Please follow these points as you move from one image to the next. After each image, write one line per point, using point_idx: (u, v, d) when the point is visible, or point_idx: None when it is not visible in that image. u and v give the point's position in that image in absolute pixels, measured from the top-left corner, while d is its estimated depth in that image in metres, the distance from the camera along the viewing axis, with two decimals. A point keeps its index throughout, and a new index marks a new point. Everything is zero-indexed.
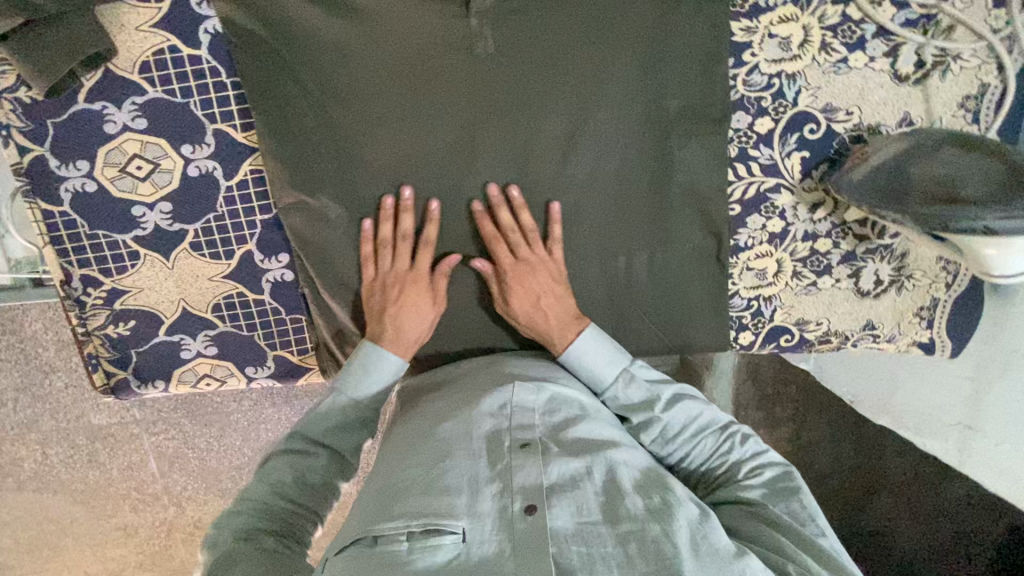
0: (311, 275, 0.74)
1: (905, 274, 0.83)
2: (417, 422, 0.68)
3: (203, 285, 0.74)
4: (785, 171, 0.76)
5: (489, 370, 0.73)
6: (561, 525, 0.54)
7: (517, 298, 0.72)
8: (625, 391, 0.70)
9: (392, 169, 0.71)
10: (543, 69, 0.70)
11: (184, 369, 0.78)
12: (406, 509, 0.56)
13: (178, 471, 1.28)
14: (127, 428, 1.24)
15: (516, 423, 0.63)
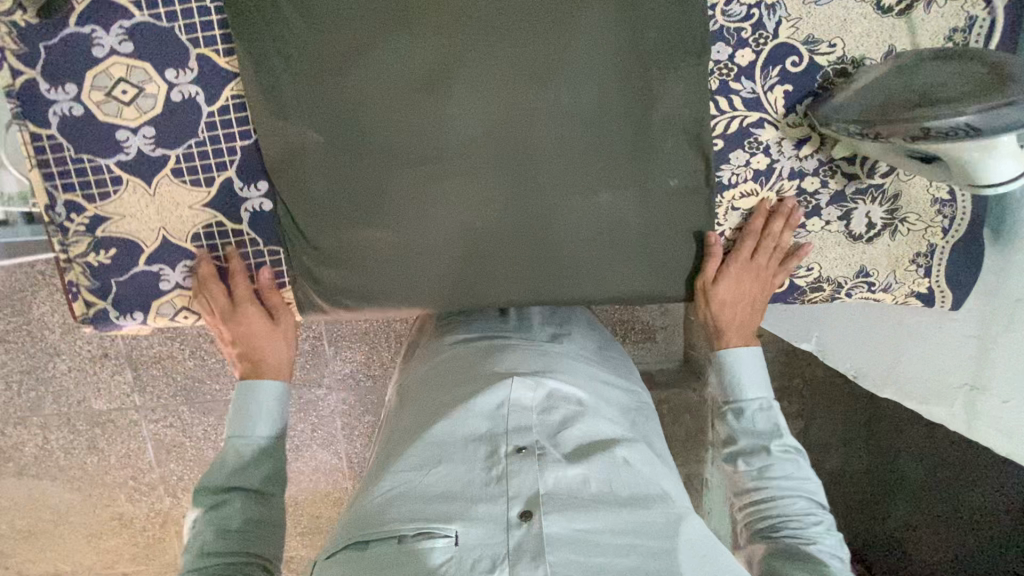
0: (291, 203, 0.75)
1: (899, 218, 0.81)
2: (422, 422, 0.80)
3: (183, 212, 0.75)
4: (767, 106, 0.75)
5: (481, 371, 0.84)
6: (555, 530, 0.63)
7: (726, 287, 0.80)
8: (755, 416, 0.81)
9: (371, 101, 0.72)
10: (521, 7, 0.70)
11: (163, 301, 0.78)
12: (406, 514, 0.66)
13: (174, 459, 1.65)
14: (125, 414, 1.62)
15: (514, 427, 0.74)
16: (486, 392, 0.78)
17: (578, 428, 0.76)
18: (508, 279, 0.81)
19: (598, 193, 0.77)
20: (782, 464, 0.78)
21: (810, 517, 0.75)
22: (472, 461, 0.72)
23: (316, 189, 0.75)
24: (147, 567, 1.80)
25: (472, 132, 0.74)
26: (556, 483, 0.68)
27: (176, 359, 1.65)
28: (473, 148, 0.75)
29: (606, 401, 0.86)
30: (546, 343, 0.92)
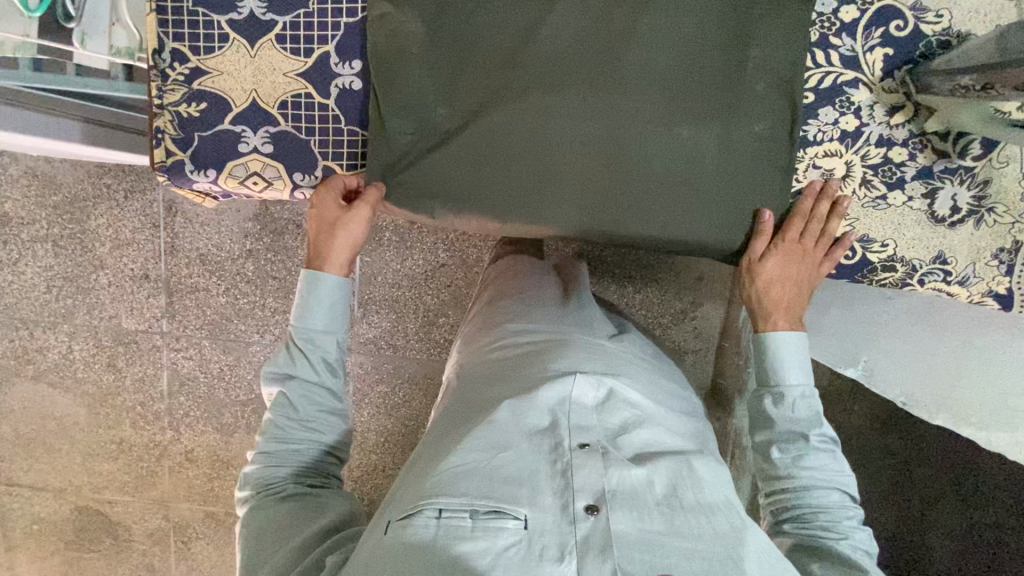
0: (380, 85, 0.77)
1: (987, 206, 0.78)
2: (484, 402, 0.79)
3: (277, 78, 0.77)
4: (864, 67, 0.75)
5: (544, 360, 0.82)
6: (623, 529, 0.63)
7: (774, 266, 0.79)
8: (795, 403, 0.76)
9: (475, 8, 0.75)
10: None
11: (237, 163, 0.80)
12: (471, 490, 0.65)
13: (186, 391, 1.74)
14: (152, 341, 1.73)
15: (576, 423, 0.73)
16: (546, 385, 0.76)
17: (642, 432, 0.74)
18: (579, 208, 0.80)
19: (680, 127, 0.77)
20: (816, 457, 0.74)
21: (843, 515, 0.72)
22: (534, 449, 0.71)
23: (409, 76, 0.77)
24: (136, 497, 1.81)
25: (567, 50, 0.75)
26: (620, 480, 0.67)
27: (213, 292, 1.68)
28: (566, 71, 0.76)
29: (667, 408, 0.83)
30: (604, 343, 0.89)
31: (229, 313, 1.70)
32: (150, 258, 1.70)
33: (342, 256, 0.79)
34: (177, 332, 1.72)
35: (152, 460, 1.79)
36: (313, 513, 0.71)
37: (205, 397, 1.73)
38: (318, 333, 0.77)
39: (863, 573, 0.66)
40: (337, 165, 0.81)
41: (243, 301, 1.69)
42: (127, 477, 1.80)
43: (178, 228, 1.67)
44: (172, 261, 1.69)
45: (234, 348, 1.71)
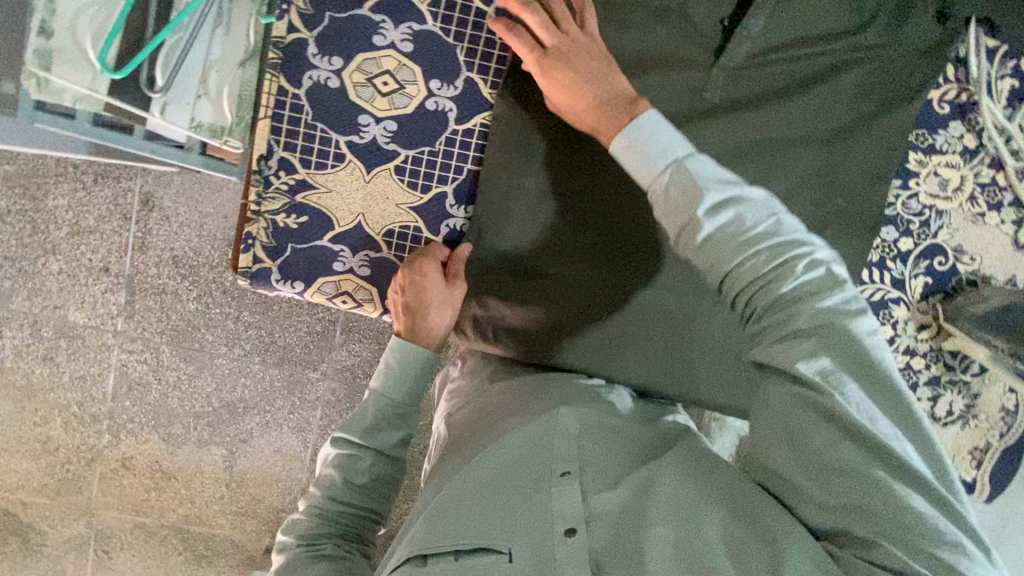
0: (482, 230, 0.77)
1: (972, 412, 0.93)
2: (471, 441, 0.72)
3: (388, 208, 0.76)
4: (908, 289, 0.87)
5: (552, 391, 0.75)
6: (598, 549, 0.54)
7: (562, 84, 0.67)
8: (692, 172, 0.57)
9: (596, 171, 0.76)
10: (741, 145, 0.79)
11: (328, 280, 0.78)
12: (462, 530, 0.58)
13: (135, 397, 1.44)
14: (104, 338, 1.42)
15: (557, 450, 0.64)
16: (531, 420, 0.69)
17: (630, 453, 0.64)
18: (654, 369, 0.81)
19: None
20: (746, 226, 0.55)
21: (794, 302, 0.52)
22: (515, 477, 0.62)
23: (518, 224, 0.77)
24: (52, 503, 1.48)
25: None
26: (600, 504, 0.57)
27: (182, 298, 1.44)
28: (669, 245, 0.78)
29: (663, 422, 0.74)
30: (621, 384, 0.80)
31: (195, 322, 1.45)
32: (115, 252, 1.40)
33: (436, 325, 0.75)
34: (134, 333, 1.43)
35: (81, 465, 1.47)
36: None
37: (155, 406, 1.45)
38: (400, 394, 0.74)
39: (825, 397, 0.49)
40: None
41: (217, 311, 1.44)
42: (48, 480, 1.48)
43: (153, 224, 1.40)
44: (140, 257, 1.40)
45: (196, 358, 1.46)
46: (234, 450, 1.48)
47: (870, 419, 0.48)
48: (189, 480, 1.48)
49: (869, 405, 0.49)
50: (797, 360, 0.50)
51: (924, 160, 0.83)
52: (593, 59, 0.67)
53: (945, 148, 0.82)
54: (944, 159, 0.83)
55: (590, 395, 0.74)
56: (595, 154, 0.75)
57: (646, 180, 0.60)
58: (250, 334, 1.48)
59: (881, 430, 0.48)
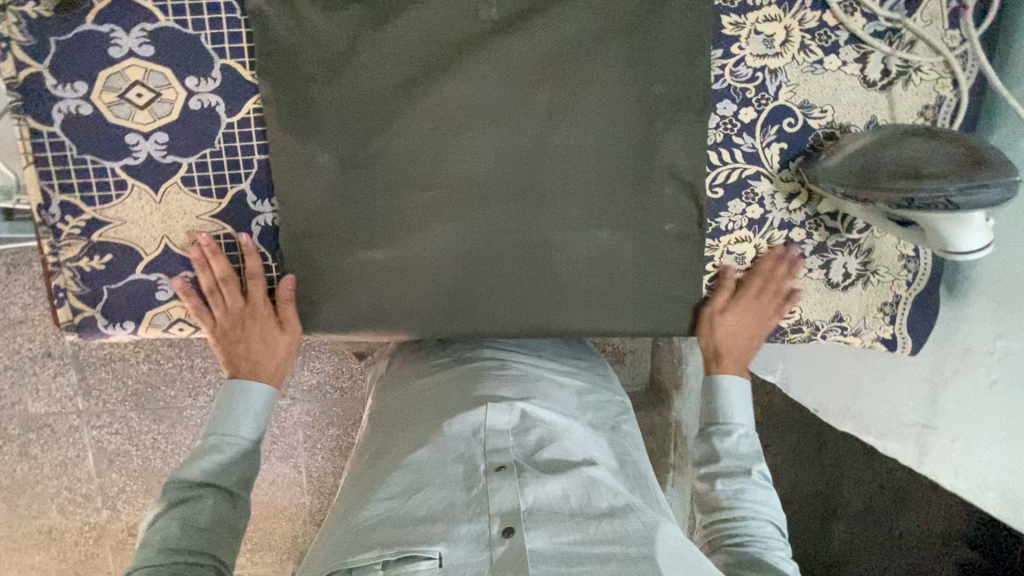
0: (291, 217, 0.73)
1: (871, 269, 0.89)
2: (390, 455, 0.79)
3: (190, 222, 0.73)
4: (764, 161, 0.82)
5: (469, 386, 0.86)
6: (537, 546, 0.64)
7: (738, 320, 0.84)
8: (739, 440, 0.81)
9: (389, 127, 0.72)
10: (540, 58, 0.73)
11: (157, 311, 0.75)
12: (384, 538, 0.66)
13: (119, 468, 1.39)
14: (69, 420, 1.35)
15: (491, 446, 0.75)
16: (460, 419, 0.78)
17: (555, 445, 0.77)
18: (514, 309, 0.81)
19: (599, 228, 0.80)
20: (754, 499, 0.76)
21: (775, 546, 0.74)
22: (448, 483, 0.71)
23: (326, 204, 0.73)
24: None
25: (490, 162, 0.76)
26: (536, 496, 0.69)
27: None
28: (492, 185, 0.76)
29: (580, 418, 0.86)
30: (525, 360, 0.92)
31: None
32: (50, 332, 1.34)
33: (273, 363, 0.76)
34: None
35: (92, 543, 1.45)
36: None
37: (142, 470, 1.42)
38: (239, 438, 0.73)
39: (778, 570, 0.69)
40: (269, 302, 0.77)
41: (170, 366, 1.37)
42: (64, 566, 1.46)
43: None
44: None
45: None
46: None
47: None
48: None
49: None
50: (769, 551, 0.72)
51: (741, 21, 0.77)
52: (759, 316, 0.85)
53: (760, 2, 0.76)
54: (762, 14, 0.77)
55: (513, 392, 0.84)
56: (384, 109, 0.72)
57: (740, 423, 0.82)
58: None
59: None
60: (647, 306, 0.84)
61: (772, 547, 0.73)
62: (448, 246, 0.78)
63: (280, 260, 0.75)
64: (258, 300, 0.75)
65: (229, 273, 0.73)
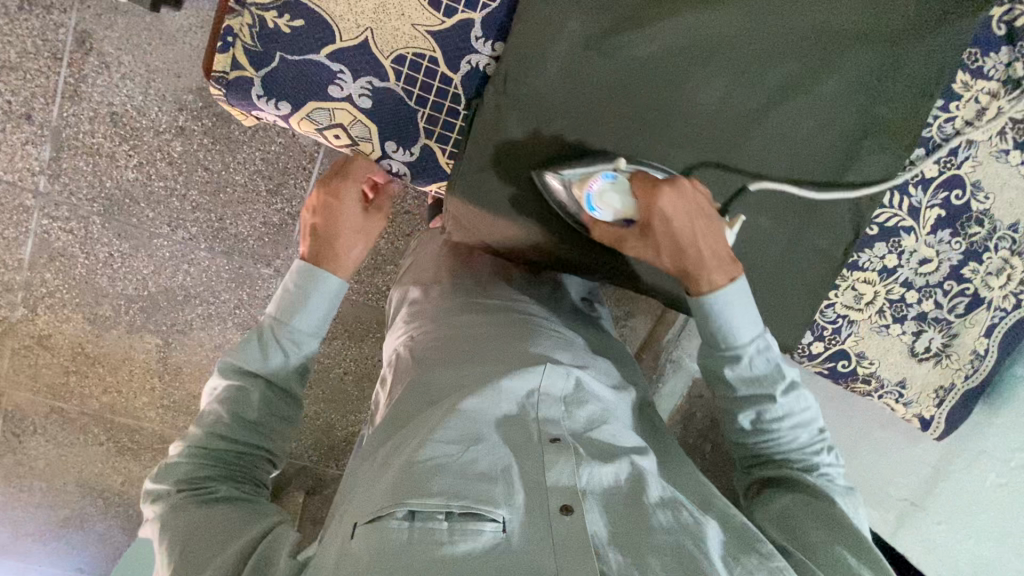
0: (507, 71, 0.67)
1: (946, 352, 0.96)
2: (435, 399, 0.72)
3: (402, 27, 0.65)
4: (920, 219, 0.86)
5: (518, 345, 0.80)
6: (596, 531, 0.56)
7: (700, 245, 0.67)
8: (753, 360, 0.70)
9: (644, 26, 0.69)
10: (801, 30, 0.72)
11: (321, 106, 0.67)
12: (446, 488, 0.57)
13: (57, 270, 1.40)
14: (20, 196, 1.34)
15: (544, 415, 0.68)
16: (511, 375, 0.71)
17: (606, 426, 0.71)
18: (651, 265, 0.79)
19: (766, 217, 0.80)
20: (783, 414, 0.71)
21: (813, 458, 0.72)
22: (503, 442, 0.64)
23: (551, 76, 0.68)
24: None
25: (705, 111, 0.73)
26: (590, 478, 0.62)
27: (120, 165, 1.33)
28: (696, 135, 0.74)
29: (625, 399, 0.81)
30: (575, 340, 0.88)
31: (135, 194, 1.36)
32: (39, 96, 1.28)
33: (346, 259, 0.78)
34: (58, 197, 1.35)
35: None
36: (241, 523, 0.61)
37: (81, 281, 1.41)
38: (302, 335, 0.75)
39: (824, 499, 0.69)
40: (438, 149, 0.72)
41: (157, 185, 1.36)
42: None
43: (89, 70, 1.28)
44: (69, 107, 1.29)
45: (132, 236, 1.39)
46: (170, 339, 1.48)
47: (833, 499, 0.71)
48: (115, 368, 1.49)
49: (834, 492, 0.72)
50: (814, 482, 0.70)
51: (970, 85, 0.80)
52: (717, 239, 0.68)
53: (992, 75, 0.80)
54: (988, 87, 0.80)
55: (570, 360, 0.80)
56: (650, 8, 0.69)
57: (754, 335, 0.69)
58: (198, 216, 1.38)
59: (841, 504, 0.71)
60: (776, 303, 0.86)
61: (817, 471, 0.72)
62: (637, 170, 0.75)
63: (476, 110, 0.69)
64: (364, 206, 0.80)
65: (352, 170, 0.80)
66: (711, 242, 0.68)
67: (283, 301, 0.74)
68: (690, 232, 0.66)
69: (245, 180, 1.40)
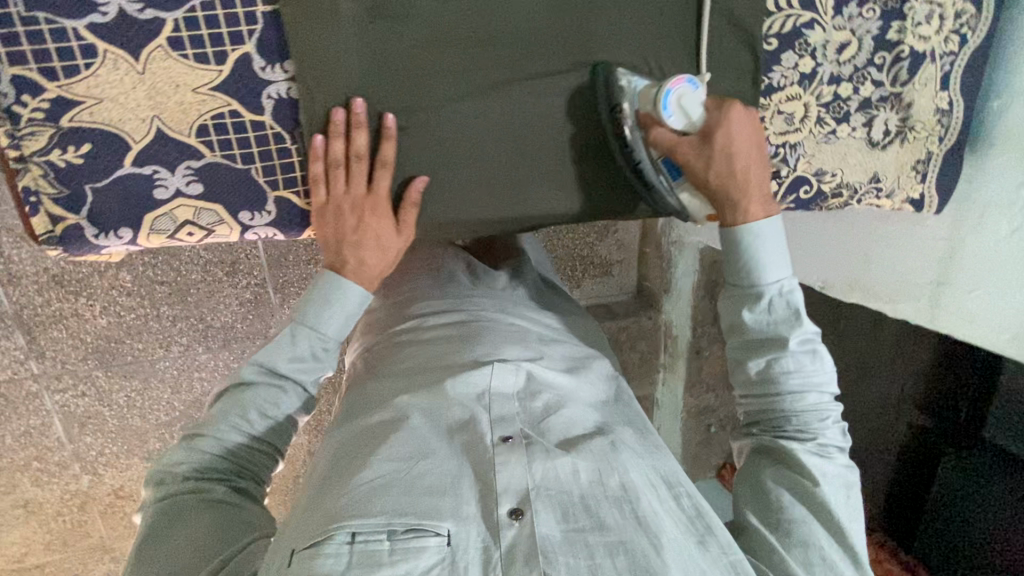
0: (308, 87, 0.61)
1: (908, 125, 0.88)
2: (379, 418, 0.82)
3: (184, 97, 0.60)
4: (819, 7, 0.76)
5: (466, 348, 0.92)
6: (546, 530, 0.68)
7: (743, 159, 0.72)
8: (772, 303, 0.76)
9: None
10: None
11: (158, 214, 0.63)
12: (388, 508, 0.67)
13: (93, 431, 1.42)
14: (24, 385, 1.34)
15: (497, 413, 0.81)
16: (461, 380, 0.85)
17: (561, 412, 0.85)
18: (570, 191, 0.74)
19: (654, 91, 0.74)
20: (792, 369, 0.76)
21: (814, 424, 0.77)
22: (455, 457, 0.75)
23: (355, 70, 0.62)
24: (68, 553, 1.55)
25: (530, 21, 0.67)
26: (543, 474, 0.74)
27: (88, 317, 1.32)
28: (539, 44, 0.68)
29: (582, 378, 0.95)
30: (530, 331, 1.01)
31: (117, 335, 1.36)
32: None
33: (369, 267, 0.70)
34: (55, 371, 1.35)
35: (76, 511, 1.50)
36: (227, 533, 0.66)
37: (120, 429, 1.44)
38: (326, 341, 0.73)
39: (809, 479, 0.74)
40: (292, 195, 0.66)
41: (132, 318, 1.36)
42: (49, 538, 1.51)
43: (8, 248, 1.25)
44: (14, 290, 1.28)
45: (136, 372, 1.40)
46: None
47: (832, 481, 0.75)
48: None
49: (832, 476, 0.75)
50: (803, 453, 0.75)
51: None
52: (764, 174, 0.75)
53: None
54: None
55: (516, 354, 0.92)
56: None
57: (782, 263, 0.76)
58: (181, 326, 1.39)
59: (846, 490, 0.75)
60: None
61: (814, 445, 0.76)
62: (514, 124, 0.70)
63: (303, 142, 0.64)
64: (385, 189, 0.66)
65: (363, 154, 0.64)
66: (757, 173, 0.74)
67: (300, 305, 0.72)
68: (749, 156, 0.72)
69: (201, 275, 1.39)
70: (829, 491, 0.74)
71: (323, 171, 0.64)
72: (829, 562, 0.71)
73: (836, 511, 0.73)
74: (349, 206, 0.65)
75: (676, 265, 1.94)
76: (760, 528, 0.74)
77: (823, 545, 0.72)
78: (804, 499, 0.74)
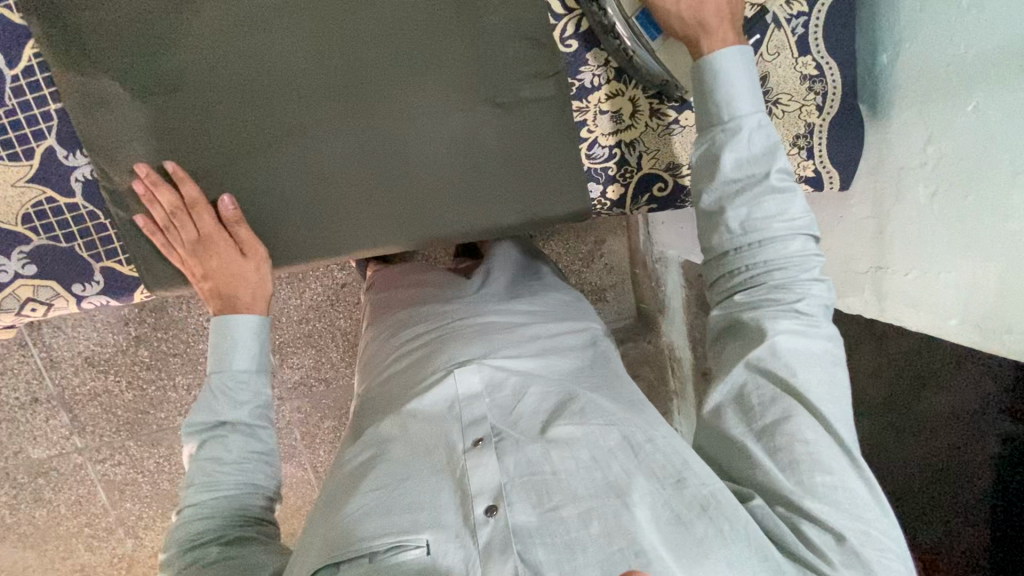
0: (106, 167, 0.69)
1: (772, 99, 0.80)
2: (355, 450, 0.75)
3: (7, 192, 0.69)
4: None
5: (431, 361, 0.83)
6: (523, 519, 0.61)
7: None
8: (751, 136, 0.69)
9: (175, 39, 0.66)
10: None
11: (4, 296, 0.71)
12: (372, 531, 0.61)
13: (131, 497, 1.41)
14: (70, 459, 1.37)
15: (468, 418, 0.71)
16: (431, 393, 0.75)
17: (525, 399, 0.74)
18: (378, 226, 0.77)
19: (453, 113, 0.74)
20: (773, 208, 0.68)
21: (801, 271, 0.68)
22: (435, 471, 0.67)
23: (140, 148, 0.69)
24: None
25: (293, 73, 0.70)
26: (513, 462, 0.66)
27: (115, 392, 1.33)
28: (312, 90, 0.71)
29: (556, 355, 0.84)
30: (510, 314, 0.92)
31: (143, 405, 1.36)
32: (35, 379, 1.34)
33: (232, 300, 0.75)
34: (95, 443, 1.36)
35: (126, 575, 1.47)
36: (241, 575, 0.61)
37: (155, 494, 1.41)
38: (246, 372, 0.73)
39: (789, 373, 0.65)
40: (116, 264, 0.74)
41: (153, 390, 1.36)
42: None
43: (46, 337, 1.31)
44: (56, 372, 1.32)
45: (163, 438, 1.39)
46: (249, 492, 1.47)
47: (813, 369, 0.66)
48: None
49: (812, 353, 0.66)
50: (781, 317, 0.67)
51: None
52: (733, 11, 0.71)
53: None
54: None
55: (480, 349, 0.81)
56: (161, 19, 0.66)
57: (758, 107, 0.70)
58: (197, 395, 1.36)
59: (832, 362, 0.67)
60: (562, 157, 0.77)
61: (797, 305, 0.67)
62: (331, 158, 0.73)
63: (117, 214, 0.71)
64: (207, 227, 0.72)
65: (174, 204, 0.70)
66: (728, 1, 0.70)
67: (214, 354, 0.73)
68: None
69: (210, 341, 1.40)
70: (811, 379, 0.65)
71: (161, 239, 0.72)
72: (817, 458, 0.62)
73: (808, 388, 0.64)
74: (194, 253, 0.72)
75: (666, 283, 1.74)
76: (739, 435, 0.66)
77: (809, 439, 0.63)
78: (796, 395, 0.64)
